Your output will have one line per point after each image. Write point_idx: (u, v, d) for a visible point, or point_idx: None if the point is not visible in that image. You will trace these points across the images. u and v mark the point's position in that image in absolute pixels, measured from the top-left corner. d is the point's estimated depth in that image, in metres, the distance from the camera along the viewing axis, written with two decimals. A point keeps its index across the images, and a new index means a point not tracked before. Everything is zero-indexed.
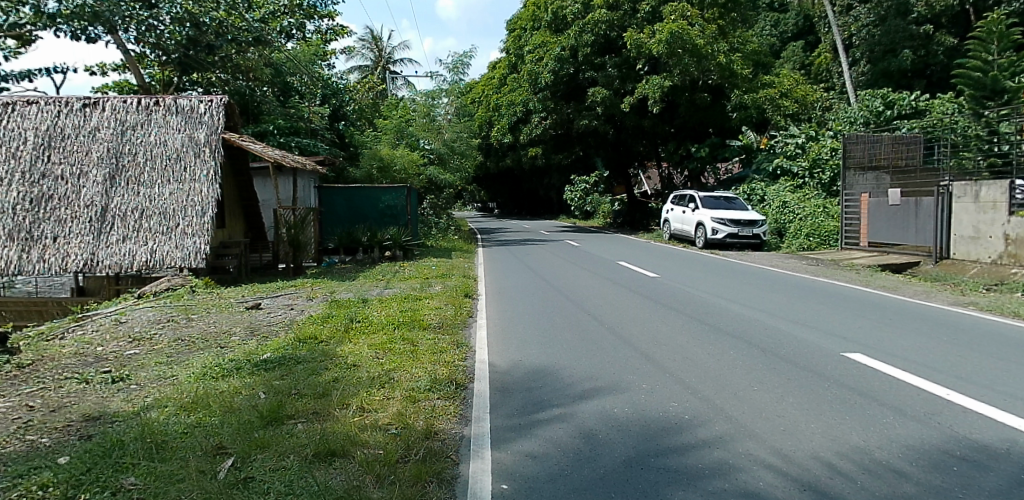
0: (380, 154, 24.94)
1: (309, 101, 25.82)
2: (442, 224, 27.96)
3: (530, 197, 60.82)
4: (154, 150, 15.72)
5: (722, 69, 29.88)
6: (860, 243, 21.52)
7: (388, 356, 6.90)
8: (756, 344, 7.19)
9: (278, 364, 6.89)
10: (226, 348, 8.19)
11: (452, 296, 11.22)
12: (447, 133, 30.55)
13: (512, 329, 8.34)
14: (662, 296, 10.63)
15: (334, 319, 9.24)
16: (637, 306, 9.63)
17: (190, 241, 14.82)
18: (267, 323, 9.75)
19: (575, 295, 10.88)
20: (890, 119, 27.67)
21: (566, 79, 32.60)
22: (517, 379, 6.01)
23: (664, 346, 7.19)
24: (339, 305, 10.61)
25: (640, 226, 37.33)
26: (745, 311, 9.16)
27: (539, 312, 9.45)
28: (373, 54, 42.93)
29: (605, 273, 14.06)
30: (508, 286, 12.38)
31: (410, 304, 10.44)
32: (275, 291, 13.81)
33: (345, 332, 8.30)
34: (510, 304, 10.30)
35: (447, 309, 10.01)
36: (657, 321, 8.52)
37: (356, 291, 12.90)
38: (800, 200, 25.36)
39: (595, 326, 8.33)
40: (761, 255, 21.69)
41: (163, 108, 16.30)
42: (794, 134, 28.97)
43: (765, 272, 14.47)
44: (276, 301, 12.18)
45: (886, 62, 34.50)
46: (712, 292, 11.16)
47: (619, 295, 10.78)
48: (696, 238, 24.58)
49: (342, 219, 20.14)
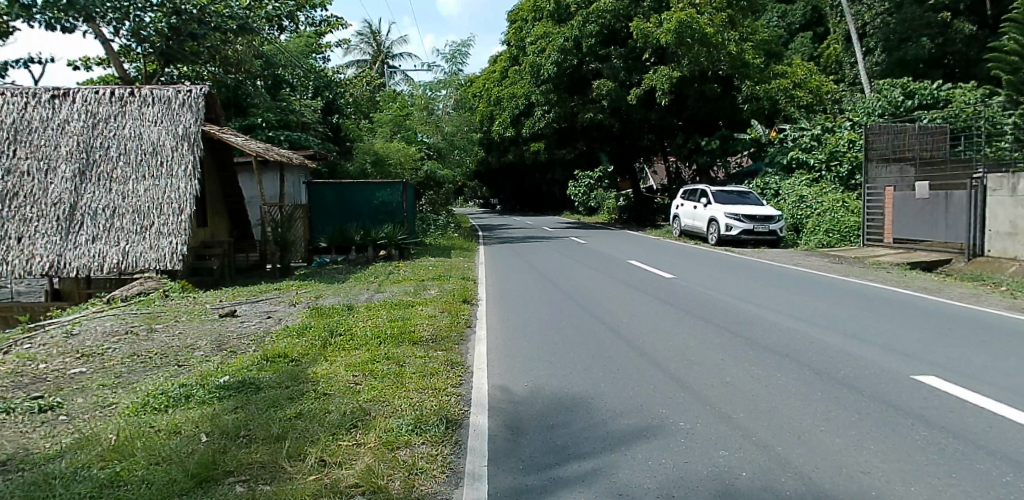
0: (375, 147, 23.78)
1: (302, 94, 24.68)
2: (441, 222, 26.82)
3: (533, 194, 59.64)
4: (128, 144, 14.58)
5: (733, 59, 28.79)
6: (885, 240, 20.35)
7: (367, 382, 5.74)
8: (807, 363, 6.06)
9: (235, 391, 5.74)
10: (184, 367, 7.04)
11: (447, 302, 10.07)
12: (447, 126, 29.32)
13: (516, 344, 7.22)
14: (683, 301, 9.51)
15: (313, 332, 8.08)
16: (657, 315, 8.53)
17: (166, 240, 13.72)
18: (237, 335, 8.60)
19: (587, 301, 9.77)
20: (910, 110, 26.52)
21: (570, 71, 31.38)
22: (524, 412, 4.89)
23: (697, 364, 6.09)
24: (322, 313, 9.45)
25: (647, 222, 36.16)
26: (781, 320, 8.05)
27: (546, 322, 8.35)
28: (371, 48, 41.77)
29: (616, 274, 12.95)
30: (512, 290, 11.26)
31: (401, 312, 9.30)
32: (256, 296, 12.66)
33: (322, 349, 7.15)
34: (514, 313, 9.19)
35: (442, 318, 8.85)
36: (683, 333, 7.43)
37: (345, 296, 11.73)
38: (818, 194, 24.18)
39: (612, 339, 7.21)
40: (779, 253, 20.51)
41: (137, 99, 15.14)
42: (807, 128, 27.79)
43: (789, 271, 13.37)
44: (255, 308, 11.03)
45: (902, 51, 33.20)
46: (739, 296, 10.02)
47: (635, 300, 9.68)
48: (708, 235, 23.40)
49: (333, 216, 18.91)
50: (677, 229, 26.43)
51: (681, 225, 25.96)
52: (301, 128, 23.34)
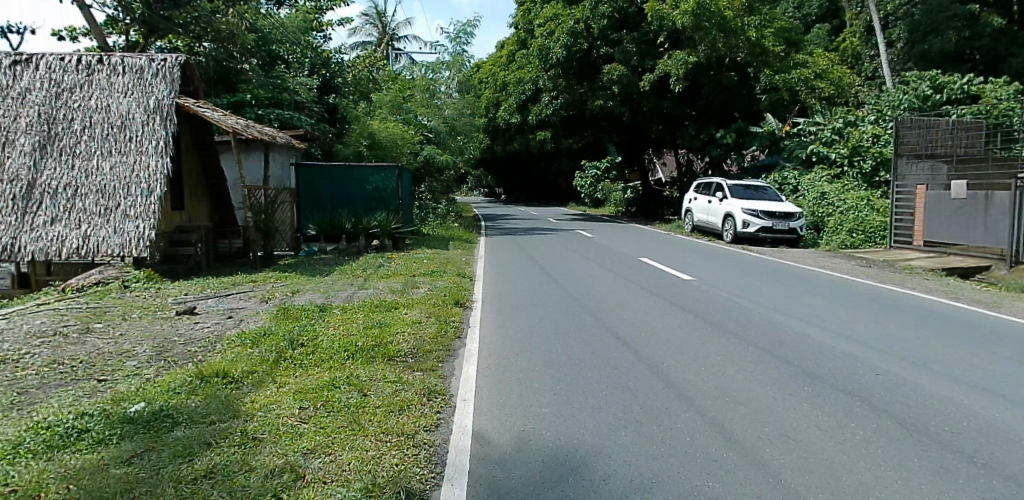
0: (371, 129, 22.36)
1: (297, 72, 23.35)
2: (440, 211, 25.55)
3: (538, 184, 58.25)
4: (94, 116, 13.24)
5: (753, 45, 27.30)
6: (914, 242, 18.96)
7: (315, 419, 4.44)
8: (886, 410, 4.77)
9: (143, 427, 4.42)
10: (103, 384, 5.71)
11: (434, 305, 8.73)
12: (449, 110, 27.50)
13: (511, 366, 5.94)
14: (710, 313, 8.23)
15: (269, 341, 6.74)
16: (683, 330, 7.27)
17: (131, 225, 12.39)
18: (183, 340, 7.28)
19: (598, 309, 8.51)
20: (938, 104, 25.08)
21: (580, 55, 29.93)
22: (520, 478, 3.62)
23: (745, 406, 4.81)
24: (289, 315, 8.11)
25: (655, 216, 34.75)
26: (833, 343, 6.79)
27: (549, 335, 7.09)
28: (377, 30, 40.24)
29: (628, 275, 11.71)
30: (511, 292, 9.98)
31: (382, 317, 7.97)
32: (227, 289, 11.37)
33: (272, 367, 5.83)
34: (512, 320, 7.91)
35: (427, 327, 7.52)
36: (718, 356, 6.15)
37: (324, 293, 10.44)
38: (841, 191, 22.75)
39: (631, 362, 5.94)
40: (799, 253, 19.17)
41: (106, 68, 13.81)
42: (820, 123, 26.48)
43: (822, 277, 12.09)
44: (220, 305, 9.72)
45: (926, 44, 31.61)
46: (772, 307, 8.81)
47: (653, 310, 8.42)
48: (723, 231, 22.04)
49: (324, 202, 17.53)
50: (690, 225, 25.04)
51: (694, 220, 24.56)
52: (294, 106, 22.02)
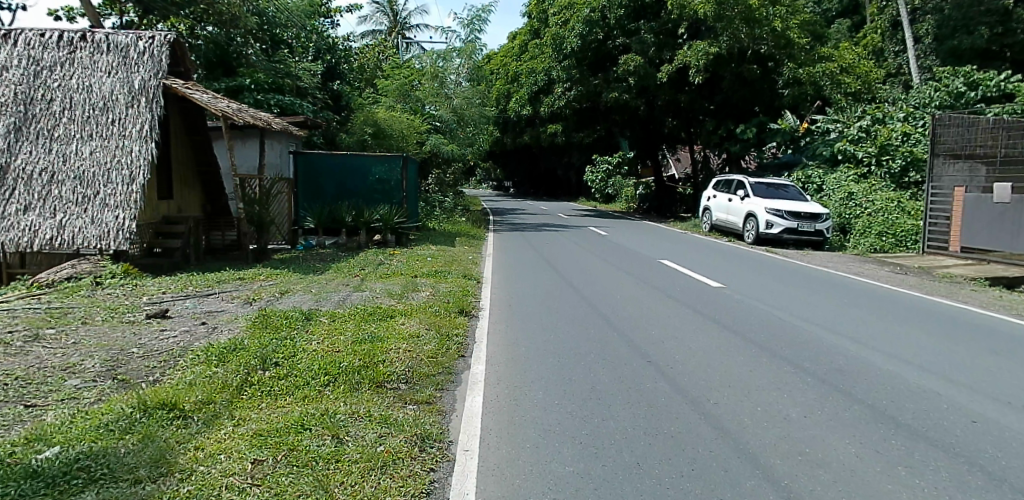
0: (375, 117, 21.23)
1: (300, 56, 22.68)
2: (448, 205, 24.57)
3: (548, 178, 57.16)
4: (74, 97, 12.24)
5: (777, 37, 25.96)
6: (951, 248, 17.84)
7: (269, 481, 3.48)
8: (1002, 478, 3.79)
9: (47, 484, 3.43)
10: (29, 412, 4.74)
11: (434, 313, 7.71)
12: (459, 98, 26.11)
13: (525, 399, 5.02)
14: (750, 332, 7.30)
15: (237, 359, 5.73)
16: (723, 354, 6.34)
17: (110, 215, 11.39)
18: (143, 354, 6.29)
19: (621, 322, 7.61)
20: (972, 102, 23.72)
21: (595, 45, 28.81)
22: None
23: (823, 471, 3.86)
24: (268, 323, 7.09)
25: (668, 213, 33.63)
26: (903, 375, 5.85)
27: (567, 355, 6.18)
28: (388, 18, 39.00)
29: (651, 280, 10.77)
30: (522, 299, 9.05)
31: (376, 328, 6.94)
32: (211, 287, 10.35)
33: (233, 396, 4.85)
34: (525, 334, 7.00)
35: (426, 342, 6.52)
36: (774, 393, 5.22)
37: (314, 295, 9.44)
38: (869, 192, 21.54)
39: (668, 399, 5.02)
40: (827, 257, 18.06)
41: (90, 45, 12.80)
42: (835, 120, 25.84)
43: (864, 285, 11.13)
44: (197, 307, 8.73)
45: (957, 40, 30.19)
46: (816, 324, 7.86)
47: (685, 326, 7.50)
48: (745, 232, 20.92)
49: (324, 193, 16.52)
50: (708, 224, 23.90)
51: (713, 220, 23.43)
52: (296, 92, 21.02)
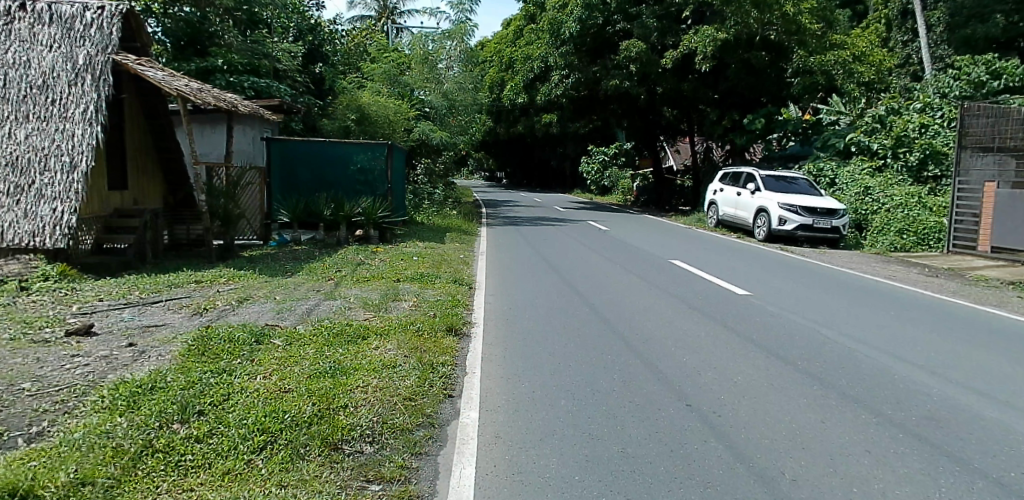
0: (359, 101, 19.72)
1: (281, 37, 21.34)
2: (437, 196, 23.19)
3: (541, 169, 55.76)
4: (9, 73, 10.74)
5: (788, 22, 24.73)
6: (980, 247, 16.51)
7: None
8: None
9: None
10: None
11: (415, 334, 6.30)
12: (450, 83, 24.63)
13: (533, 472, 3.66)
14: (799, 357, 5.98)
15: (150, 403, 4.27)
16: (777, 392, 5.01)
17: (47, 207, 9.95)
18: (34, 390, 4.80)
19: (640, 342, 6.28)
20: (993, 93, 22.36)
21: (594, 31, 27.31)
22: None
23: None
24: (207, 346, 5.64)
25: (667, 206, 32.30)
26: (1014, 424, 4.55)
27: (586, 395, 4.84)
28: (377, 3, 36.96)
29: (666, 285, 9.43)
30: (518, 309, 7.70)
31: (340, 356, 5.51)
32: (160, 292, 8.90)
33: (123, 474, 3.39)
34: (525, 361, 5.65)
35: (406, 376, 5.11)
36: (864, 461, 3.87)
37: (277, 305, 8.03)
38: (887, 187, 20.22)
39: (728, 474, 3.66)
40: (845, 256, 16.73)
41: (30, 16, 11.29)
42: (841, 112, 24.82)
43: (903, 293, 9.84)
44: (135, 320, 7.29)
45: (971, 29, 28.79)
46: (872, 343, 6.56)
47: (719, 348, 6.16)
48: (755, 228, 19.59)
49: (300, 185, 15.06)
50: (714, 219, 22.57)
51: (720, 214, 22.07)
52: (274, 75, 19.66)
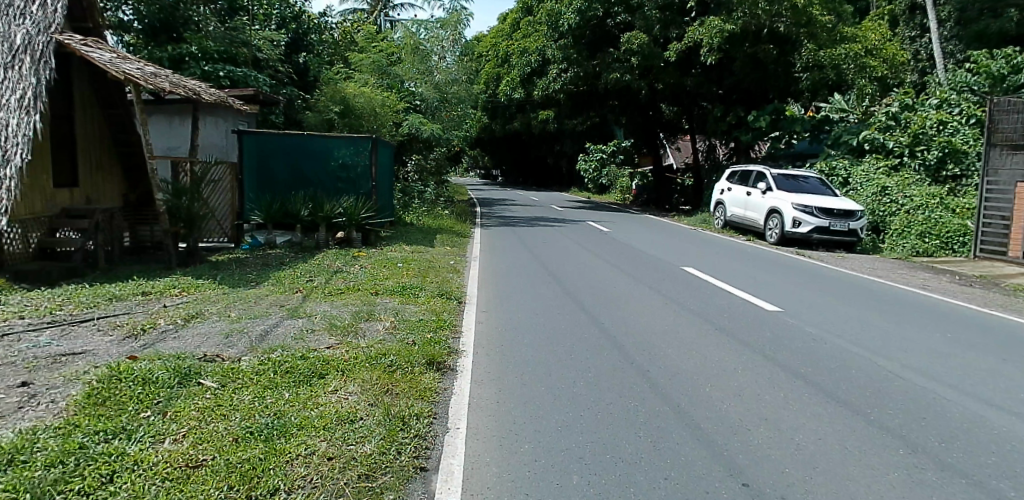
0: (344, 91, 18.38)
1: (262, 26, 20.05)
2: (429, 194, 21.92)
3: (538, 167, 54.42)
4: None
5: (798, 13, 23.41)
6: (1010, 253, 15.36)
7: None
8: None
9: None
10: None
11: (387, 371, 5.04)
12: (442, 75, 23.30)
13: None
14: (866, 403, 4.78)
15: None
16: (858, 463, 3.80)
17: None
18: None
19: (667, 381, 5.09)
20: (1013, 88, 21.11)
21: (594, 23, 26.03)
22: None
23: None
24: (115, 392, 4.39)
25: (667, 205, 31.05)
26: None
27: (608, 467, 3.65)
28: None
29: (683, 300, 8.23)
30: (516, 334, 6.48)
31: (284, 406, 4.26)
32: (100, 307, 7.64)
33: None
34: (525, 410, 4.46)
35: (366, 437, 3.85)
36: None
37: (229, 325, 6.76)
38: (904, 187, 19.05)
39: None
40: (865, 262, 15.50)
41: None
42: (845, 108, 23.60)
43: (952, 309, 8.61)
44: (52, 345, 6.01)
45: (984, 23, 27.48)
46: (947, 382, 5.34)
47: (765, 390, 4.96)
48: (766, 230, 18.38)
49: (275, 182, 13.74)
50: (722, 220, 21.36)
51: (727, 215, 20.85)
52: (253, 65, 18.36)
